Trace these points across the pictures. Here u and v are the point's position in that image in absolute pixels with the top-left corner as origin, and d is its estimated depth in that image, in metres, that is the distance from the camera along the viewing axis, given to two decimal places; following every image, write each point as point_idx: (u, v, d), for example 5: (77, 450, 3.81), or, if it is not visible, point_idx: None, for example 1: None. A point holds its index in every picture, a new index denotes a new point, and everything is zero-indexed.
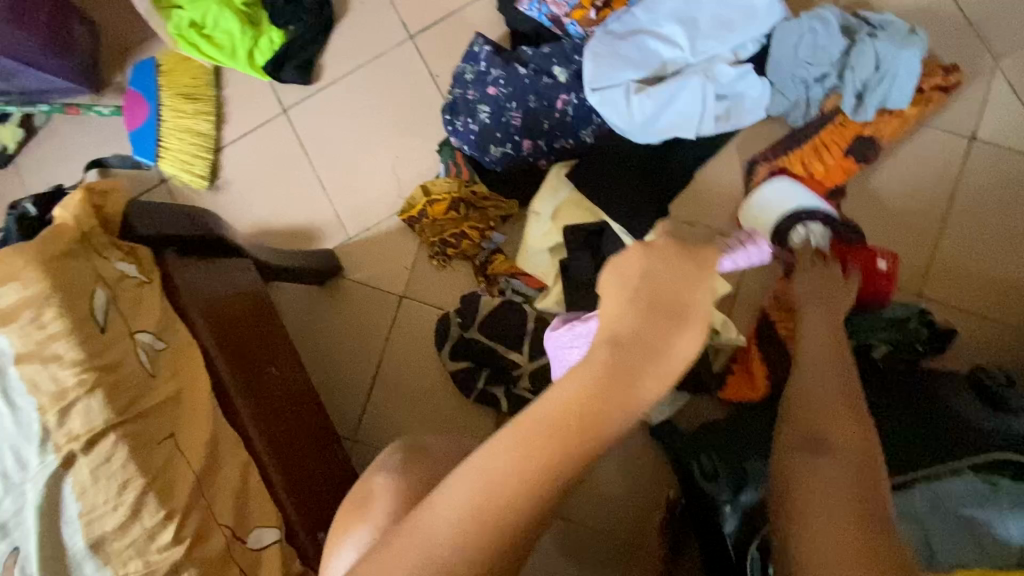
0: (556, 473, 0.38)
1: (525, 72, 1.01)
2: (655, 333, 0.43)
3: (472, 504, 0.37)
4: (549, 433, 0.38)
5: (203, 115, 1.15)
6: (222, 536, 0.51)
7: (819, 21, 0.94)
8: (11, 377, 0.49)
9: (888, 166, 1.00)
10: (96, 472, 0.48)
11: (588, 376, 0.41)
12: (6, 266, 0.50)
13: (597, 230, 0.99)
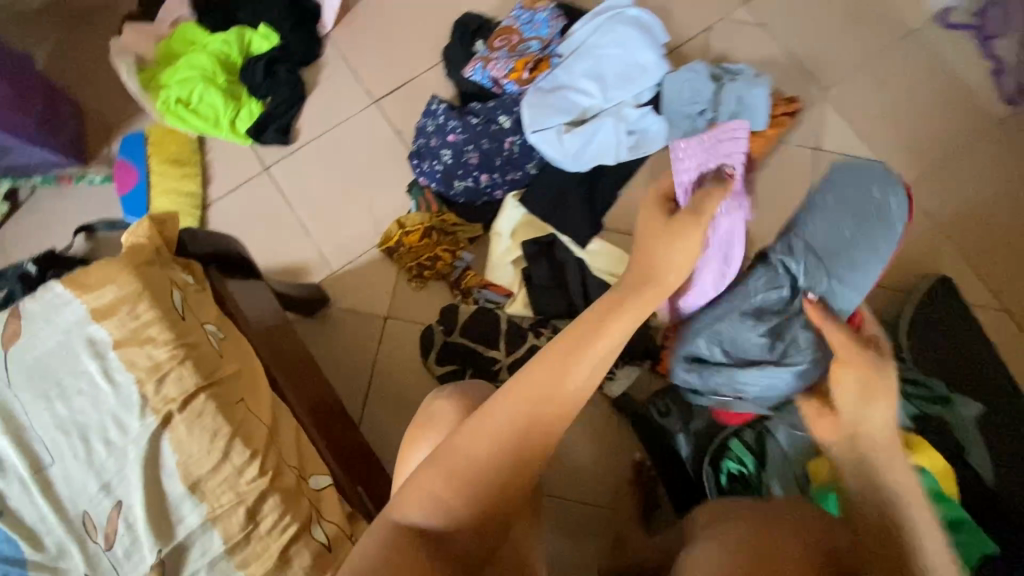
0: (580, 374, 0.59)
1: (477, 121, 1.23)
2: (650, 269, 0.68)
3: (525, 399, 0.56)
4: (578, 345, 0.60)
5: (190, 175, 1.28)
6: (292, 475, 0.63)
7: (694, 72, 1.25)
8: (111, 359, 0.61)
9: (763, 174, 1.30)
10: (190, 426, 0.60)
11: (604, 304, 0.64)
12: (106, 272, 0.63)
13: (549, 242, 1.21)
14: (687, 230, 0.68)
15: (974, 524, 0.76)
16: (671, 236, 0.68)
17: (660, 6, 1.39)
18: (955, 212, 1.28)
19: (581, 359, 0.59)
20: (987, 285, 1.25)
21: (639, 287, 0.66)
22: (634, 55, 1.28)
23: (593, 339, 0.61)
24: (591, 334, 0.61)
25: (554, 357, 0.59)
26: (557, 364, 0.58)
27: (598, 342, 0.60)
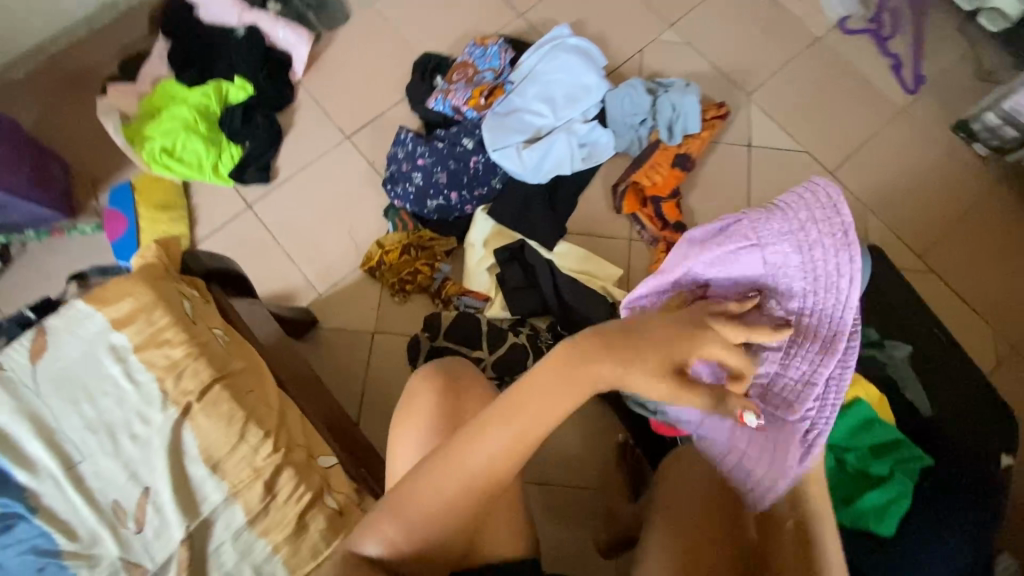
0: (533, 442, 0.64)
1: (443, 145, 1.36)
2: (605, 371, 0.63)
3: (482, 460, 0.63)
4: (530, 417, 0.63)
5: (177, 219, 1.36)
6: (301, 452, 0.71)
7: (632, 87, 1.41)
8: (132, 362, 0.69)
9: (702, 171, 1.45)
10: (208, 413, 0.67)
11: (552, 381, 0.63)
12: (124, 286, 0.71)
13: (519, 246, 1.32)
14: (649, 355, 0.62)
15: (907, 440, 0.85)
16: (629, 359, 0.63)
17: (598, 32, 1.56)
18: (872, 191, 1.45)
19: (533, 428, 0.63)
20: (910, 251, 1.40)
21: (586, 370, 0.63)
22: (578, 78, 1.43)
23: (525, 414, 0.63)
24: (540, 413, 0.63)
25: (508, 425, 0.63)
26: (511, 433, 0.63)
27: (548, 417, 0.63)
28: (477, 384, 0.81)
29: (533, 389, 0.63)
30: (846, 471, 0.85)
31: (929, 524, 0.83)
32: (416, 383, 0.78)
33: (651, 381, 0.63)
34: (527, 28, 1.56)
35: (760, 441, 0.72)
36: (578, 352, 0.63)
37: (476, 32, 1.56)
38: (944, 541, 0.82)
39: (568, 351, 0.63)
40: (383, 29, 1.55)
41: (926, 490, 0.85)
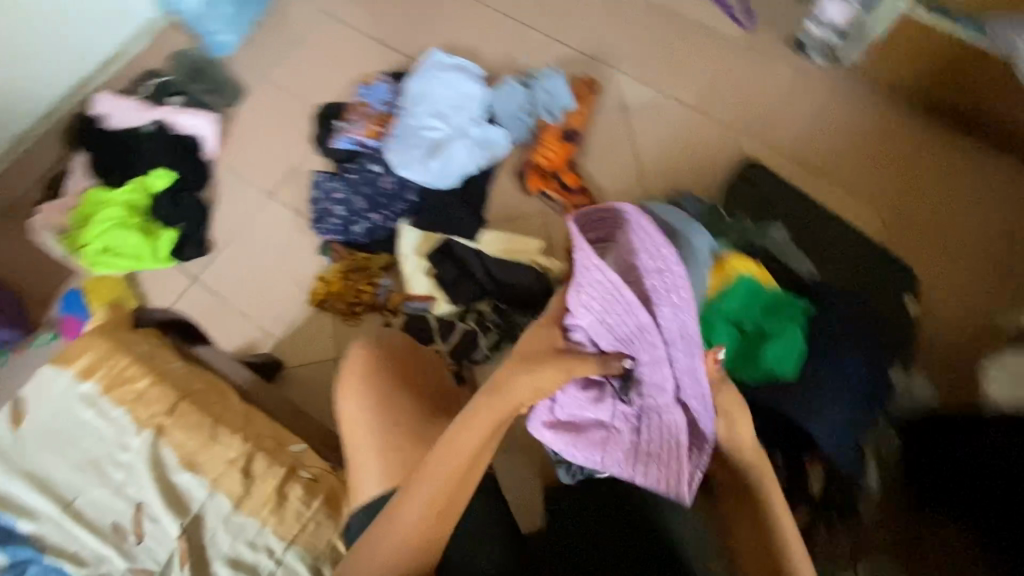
0: (480, 453, 0.80)
1: (354, 176, 1.50)
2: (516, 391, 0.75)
3: (442, 477, 0.79)
4: (473, 440, 0.78)
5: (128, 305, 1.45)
6: (253, 442, 0.99)
7: (508, 85, 1.59)
8: (113, 412, 0.98)
9: (591, 139, 1.61)
10: (180, 430, 0.98)
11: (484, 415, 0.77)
12: (98, 348, 1.02)
13: (446, 244, 1.44)
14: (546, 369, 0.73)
15: (786, 294, 1.01)
16: (534, 366, 0.73)
17: (469, 47, 1.74)
18: (737, 118, 1.63)
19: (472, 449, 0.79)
20: (785, 157, 1.58)
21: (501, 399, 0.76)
22: (460, 89, 1.60)
23: (471, 439, 0.78)
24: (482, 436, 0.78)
25: (456, 450, 0.78)
26: (461, 459, 0.79)
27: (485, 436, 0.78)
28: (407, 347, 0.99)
29: (468, 424, 0.78)
30: (749, 335, 0.98)
31: (825, 358, 0.96)
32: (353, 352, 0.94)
33: (550, 375, 0.72)
34: (407, 60, 1.73)
35: (651, 456, 0.77)
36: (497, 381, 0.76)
37: (363, 75, 1.73)
38: (841, 369, 0.95)
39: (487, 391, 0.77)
40: (280, 94, 1.70)
41: (821, 334, 0.98)
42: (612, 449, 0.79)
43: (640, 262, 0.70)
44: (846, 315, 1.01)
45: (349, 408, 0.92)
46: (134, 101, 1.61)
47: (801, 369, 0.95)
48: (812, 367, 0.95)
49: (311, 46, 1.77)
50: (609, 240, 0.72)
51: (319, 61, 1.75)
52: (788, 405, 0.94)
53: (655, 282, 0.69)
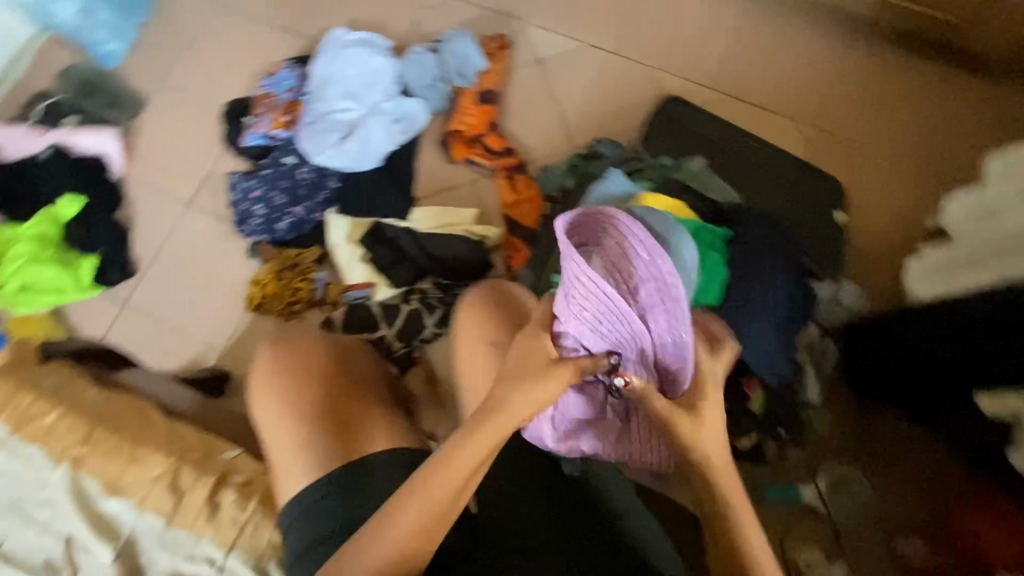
0: (480, 465, 0.69)
1: (270, 171, 1.44)
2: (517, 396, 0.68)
3: (432, 494, 0.68)
4: (470, 450, 0.68)
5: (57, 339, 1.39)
6: (178, 458, 1.04)
7: (416, 55, 1.54)
8: (29, 449, 1.03)
9: (511, 98, 1.57)
10: (108, 459, 1.02)
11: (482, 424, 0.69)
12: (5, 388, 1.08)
13: (376, 227, 1.41)
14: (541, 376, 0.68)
15: (703, 222, 1.01)
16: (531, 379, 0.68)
17: (372, 19, 1.67)
18: (654, 55, 1.61)
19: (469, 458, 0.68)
20: (707, 88, 1.57)
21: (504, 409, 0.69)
22: (368, 66, 1.54)
23: (469, 447, 0.68)
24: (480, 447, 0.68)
25: (450, 459, 0.68)
26: (458, 469, 0.68)
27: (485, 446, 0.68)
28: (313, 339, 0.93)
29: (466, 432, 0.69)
30: None
31: (746, 280, 0.97)
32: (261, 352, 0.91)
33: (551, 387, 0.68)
34: (310, 43, 1.66)
35: (634, 447, 0.83)
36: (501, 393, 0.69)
37: (267, 65, 1.65)
38: (760, 288, 0.97)
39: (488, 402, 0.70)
40: (181, 98, 1.62)
41: (743, 257, 0.99)
42: (601, 444, 0.83)
43: (640, 269, 0.66)
44: (765, 235, 1.02)
45: (260, 410, 0.87)
46: (24, 127, 1.52)
47: (723, 293, 0.97)
48: (734, 290, 0.96)
49: (206, 42, 1.67)
50: (595, 244, 0.67)
51: (218, 57, 1.66)
52: None
53: (650, 287, 0.66)
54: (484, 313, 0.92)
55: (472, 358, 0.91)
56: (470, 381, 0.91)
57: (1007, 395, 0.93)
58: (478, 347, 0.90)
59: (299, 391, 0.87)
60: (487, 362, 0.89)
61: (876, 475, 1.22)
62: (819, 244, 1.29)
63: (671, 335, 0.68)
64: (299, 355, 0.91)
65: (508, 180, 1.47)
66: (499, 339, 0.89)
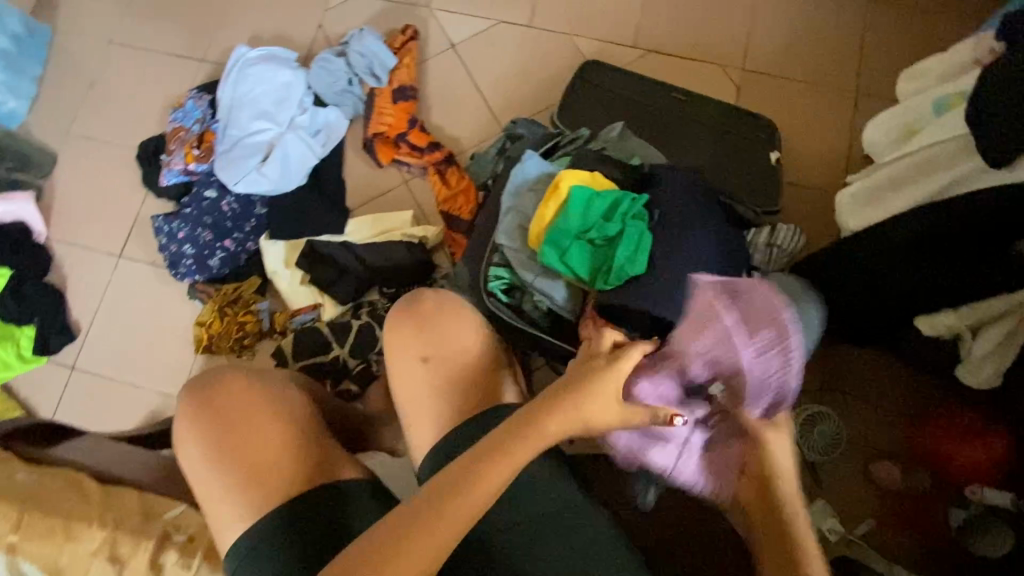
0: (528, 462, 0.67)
1: (192, 209, 1.40)
2: (571, 403, 0.68)
3: (475, 484, 0.64)
4: (520, 443, 0.66)
5: (12, 412, 1.35)
6: None
7: (322, 61, 1.48)
8: None
9: (429, 91, 1.53)
10: None
11: (541, 414, 0.67)
12: None
13: (310, 247, 1.37)
14: (600, 383, 0.68)
15: (621, 191, 0.99)
16: (594, 389, 0.68)
17: (274, 31, 1.60)
18: (567, 20, 1.56)
19: (526, 452, 0.66)
20: (626, 46, 1.53)
21: (565, 407, 0.68)
22: (276, 82, 1.48)
23: (529, 441, 0.66)
24: (531, 443, 0.66)
25: (504, 445, 0.66)
26: (509, 459, 0.66)
27: (538, 443, 0.67)
28: (233, 379, 0.88)
29: (532, 414, 0.68)
30: (599, 245, 0.97)
31: (671, 245, 0.95)
32: (182, 401, 0.86)
33: (598, 403, 0.68)
34: (215, 67, 1.59)
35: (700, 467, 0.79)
36: (563, 385, 0.70)
37: (174, 98, 1.58)
38: (686, 251, 0.95)
39: (552, 392, 0.69)
40: (93, 147, 1.56)
41: (666, 219, 0.97)
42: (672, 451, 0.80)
43: (767, 321, 0.76)
44: (687, 192, 1.00)
45: (189, 463, 0.83)
46: None
47: (650, 263, 0.94)
48: (660, 258, 0.94)
49: (109, 85, 1.61)
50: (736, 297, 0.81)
51: (123, 98, 1.59)
52: (647, 304, 0.92)
53: (768, 341, 0.75)
54: (417, 327, 0.88)
55: (408, 377, 0.87)
56: (406, 399, 0.86)
57: (943, 316, 0.91)
58: (409, 363, 0.87)
59: (228, 439, 0.83)
60: (421, 376, 0.86)
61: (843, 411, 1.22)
62: (754, 189, 1.28)
63: (771, 391, 0.73)
64: (224, 397, 0.86)
65: (438, 174, 1.43)
66: (433, 353, 0.87)
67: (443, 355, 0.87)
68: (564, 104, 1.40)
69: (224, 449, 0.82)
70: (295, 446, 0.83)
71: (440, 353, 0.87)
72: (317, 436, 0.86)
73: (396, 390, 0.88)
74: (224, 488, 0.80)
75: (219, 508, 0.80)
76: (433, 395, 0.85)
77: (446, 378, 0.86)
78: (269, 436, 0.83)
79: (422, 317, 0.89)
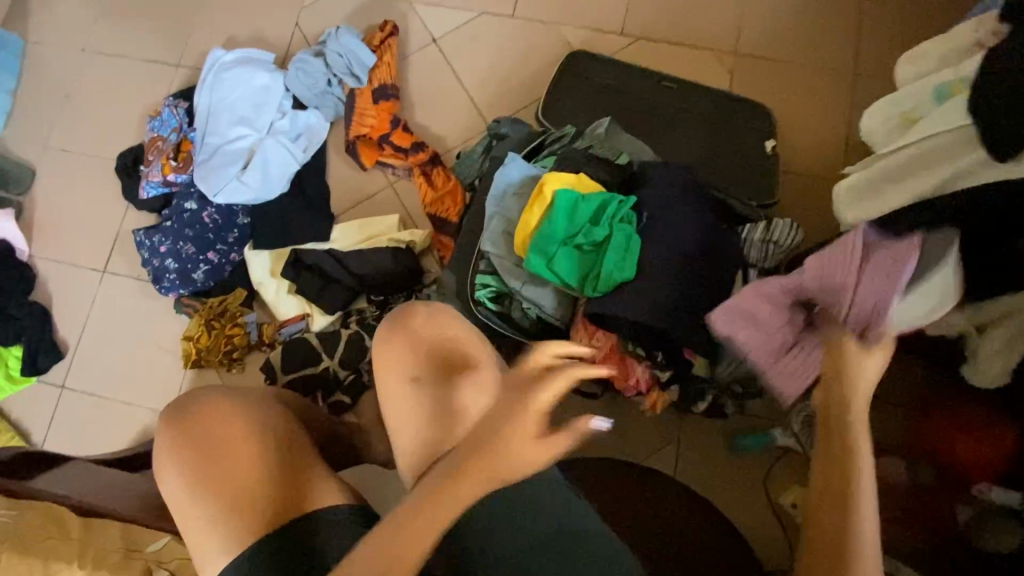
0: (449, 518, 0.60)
1: (173, 221, 1.37)
2: (495, 443, 0.60)
3: (388, 553, 0.58)
4: (442, 495, 0.60)
5: (13, 441, 1.34)
6: None
7: (299, 63, 1.43)
8: None
9: (412, 89, 1.49)
10: None
11: (463, 457, 0.61)
12: None
13: (294, 257, 1.34)
14: (523, 412, 0.60)
15: (608, 193, 0.95)
16: (519, 419, 0.60)
17: (251, 32, 1.55)
18: (552, 9, 1.50)
19: (449, 504, 0.60)
20: (614, 33, 1.47)
21: (487, 450, 0.60)
22: (254, 86, 1.43)
23: (455, 494, 0.60)
24: (453, 497, 0.60)
25: (423, 501, 0.60)
26: (429, 515, 0.60)
27: (464, 495, 0.60)
28: (212, 404, 0.86)
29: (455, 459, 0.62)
30: (587, 251, 0.93)
31: (662, 248, 0.91)
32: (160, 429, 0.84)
33: (524, 437, 0.60)
34: (191, 72, 1.54)
35: (789, 365, 0.84)
36: (490, 415, 0.63)
37: (151, 106, 1.54)
38: (679, 253, 0.91)
39: (479, 427, 0.62)
40: (72, 159, 1.53)
41: (656, 221, 0.93)
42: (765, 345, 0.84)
43: (893, 255, 0.75)
44: (677, 192, 0.96)
45: (171, 494, 0.81)
46: None
47: (641, 267, 0.90)
48: (651, 262, 0.90)
49: (85, 95, 1.57)
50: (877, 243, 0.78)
51: (100, 108, 1.55)
52: (639, 312, 0.88)
53: (886, 267, 0.74)
54: (406, 344, 0.83)
55: (397, 398, 0.80)
56: (393, 423, 0.80)
57: (952, 315, 0.86)
58: (397, 383, 0.81)
59: (208, 467, 0.80)
60: (407, 398, 0.80)
61: None
62: (749, 181, 1.23)
63: (865, 309, 0.73)
64: (204, 425, 0.84)
65: (423, 176, 1.39)
66: (423, 371, 0.81)
67: (434, 372, 0.81)
68: (550, 96, 1.35)
69: (206, 478, 0.80)
70: (282, 470, 0.82)
71: (430, 370, 0.81)
72: (301, 459, 0.84)
73: (385, 410, 0.82)
74: (207, 518, 0.78)
75: (201, 538, 0.78)
76: (423, 418, 0.79)
77: (434, 400, 0.79)
78: (251, 463, 0.81)
79: (410, 333, 0.83)
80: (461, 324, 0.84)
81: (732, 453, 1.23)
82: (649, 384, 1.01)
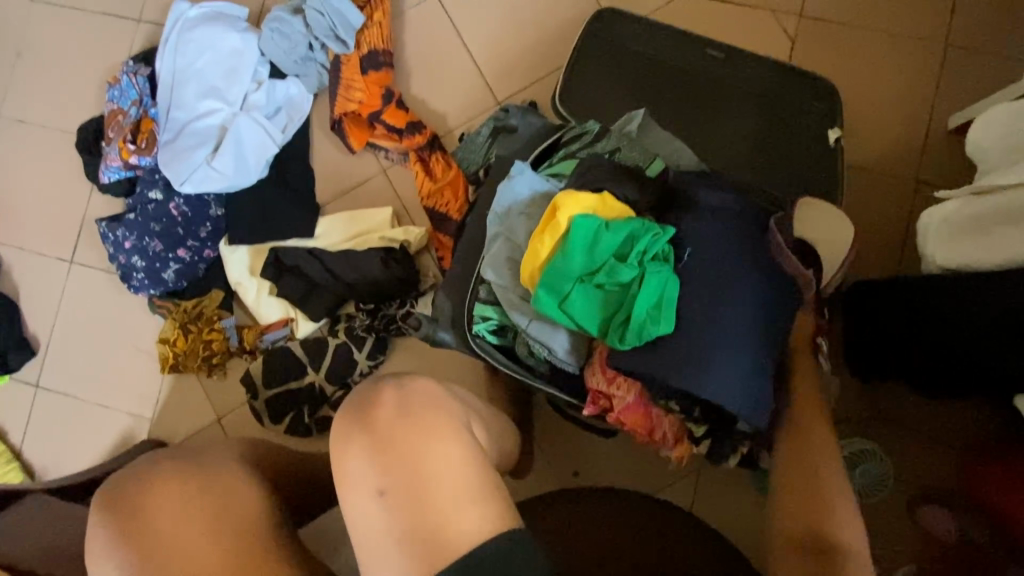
0: None
1: (136, 214, 1.22)
2: None
3: None
4: None
5: (10, 476, 1.24)
6: None
7: (275, 21, 1.20)
8: None
9: (408, 55, 1.26)
10: None
11: None
12: None
13: (275, 257, 1.19)
14: None
15: (638, 222, 0.77)
16: None
17: None
18: None
19: None
20: None
21: None
22: (223, 49, 1.22)
23: None
24: None
25: None
26: None
27: None
28: (163, 466, 0.73)
29: None
30: (609, 292, 0.76)
31: (704, 300, 0.75)
32: (98, 506, 0.71)
33: None
34: (154, 29, 1.33)
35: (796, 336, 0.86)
36: None
37: (110, 71, 1.34)
38: (723, 310, 0.74)
39: None
40: (30, 131, 1.36)
41: (697, 260, 0.76)
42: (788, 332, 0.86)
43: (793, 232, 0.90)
44: (723, 224, 0.78)
45: None
46: None
47: (677, 318, 0.75)
48: (687, 316, 0.74)
49: (40, 54, 1.37)
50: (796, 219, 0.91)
51: (57, 71, 1.36)
52: (675, 373, 0.73)
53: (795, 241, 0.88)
54: (367, 446, 0.64)
55: (363, 515, 0.62)
56: (363, 545, 0.62)
57: None
58: (360, 498, 0.63)
59: (158, 552, 0.68)
60: (375, 518, 0.62)
61: (889, 444, 1.02)
62: (805, 183, 1.03)
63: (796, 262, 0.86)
64: (146, 500, 0.71)
65: (420, 162, 1.19)
66: (391, 482, 0.63)
67: (407, 483, 0.62)
68: (570, 67, 1.11)
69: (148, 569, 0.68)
70: (242, 552, 0.69)
71: (401, 481, 0.62)
72: (263, 537, 0.72)
73: (351, 525, 0.63)
74: None
75: None
76: (402, 543, 0.61)
77: (412, 519, 0.61)
78: (205, 549, 0.69)
79: (374, 433, 0.65)
80: (445, 417, 0.66)
81: (759, 489, 1.09)
82: (676, 438, 0.87)
